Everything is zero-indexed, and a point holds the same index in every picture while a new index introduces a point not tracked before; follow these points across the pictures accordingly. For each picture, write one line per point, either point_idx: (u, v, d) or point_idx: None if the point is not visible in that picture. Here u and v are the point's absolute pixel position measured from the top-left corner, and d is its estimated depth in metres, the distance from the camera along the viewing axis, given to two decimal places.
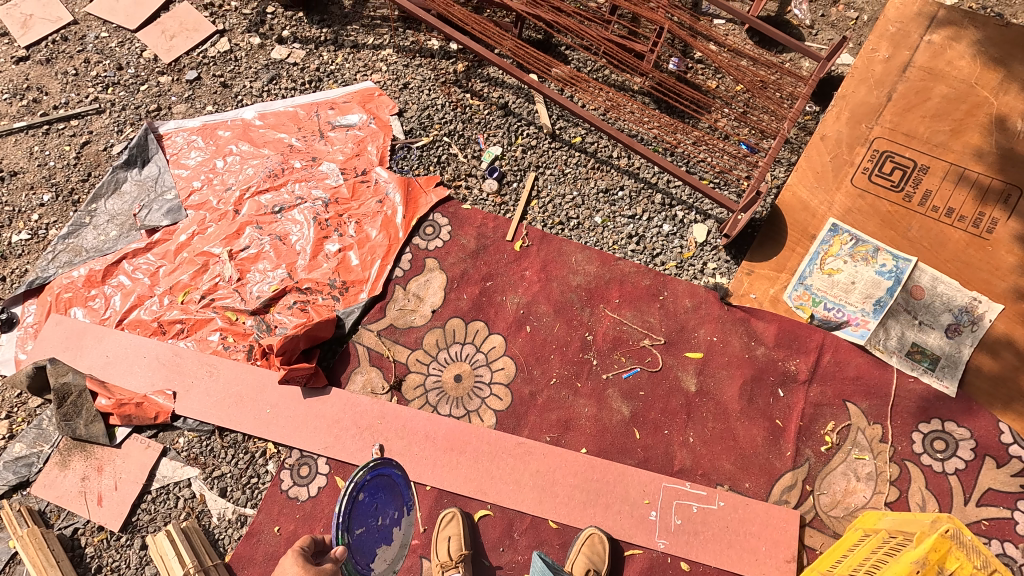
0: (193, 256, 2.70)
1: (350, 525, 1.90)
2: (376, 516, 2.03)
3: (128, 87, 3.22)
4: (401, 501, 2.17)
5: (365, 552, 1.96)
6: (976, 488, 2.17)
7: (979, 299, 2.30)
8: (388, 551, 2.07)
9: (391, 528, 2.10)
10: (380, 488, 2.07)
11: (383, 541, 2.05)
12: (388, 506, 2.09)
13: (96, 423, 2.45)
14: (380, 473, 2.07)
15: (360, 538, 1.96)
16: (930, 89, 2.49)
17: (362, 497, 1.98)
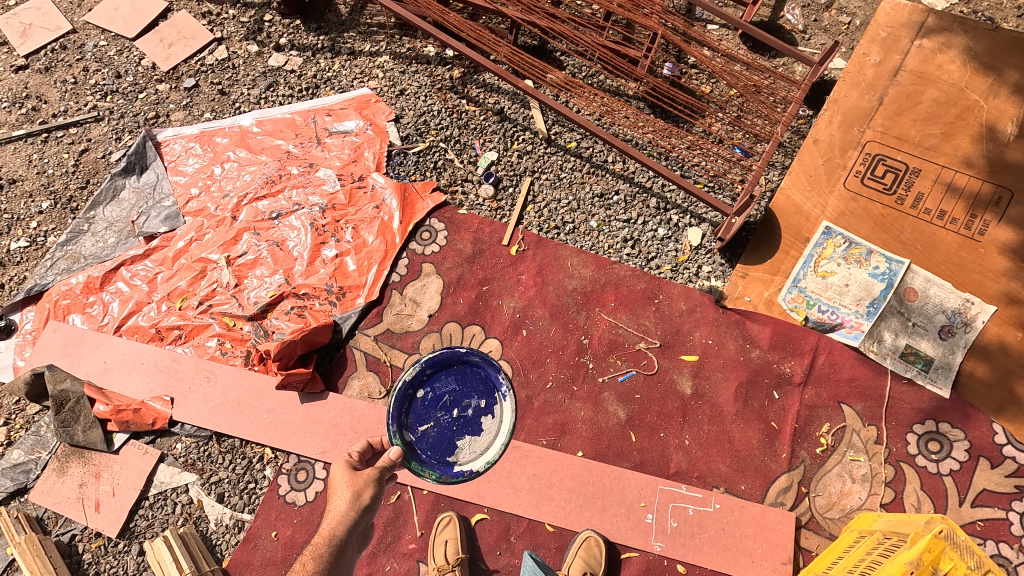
0: (191, 263, 2.71)
1: (411, 423, 2.41)
2: (447, 410, 2.42)
3: (127, 95, 3.25)
4: (486, 389, 2.45)
5: (443, 440, 2.38)
6: (971, 489, 2.18)
7: (971, 301, 2.32)
8: (482, 438, 2.38)
9: (478, 416, 2.41)
10: (446, 384, 2.47)
11: (469, 430, 2.39)
12: (466, 399, 2.44)
13: (94, 429, 2.45)
14: (441, 370, 2.49)
15: (434, 430, 2.40)
16: (921, 93, 2.51)
17: (425, 395, 2.45)
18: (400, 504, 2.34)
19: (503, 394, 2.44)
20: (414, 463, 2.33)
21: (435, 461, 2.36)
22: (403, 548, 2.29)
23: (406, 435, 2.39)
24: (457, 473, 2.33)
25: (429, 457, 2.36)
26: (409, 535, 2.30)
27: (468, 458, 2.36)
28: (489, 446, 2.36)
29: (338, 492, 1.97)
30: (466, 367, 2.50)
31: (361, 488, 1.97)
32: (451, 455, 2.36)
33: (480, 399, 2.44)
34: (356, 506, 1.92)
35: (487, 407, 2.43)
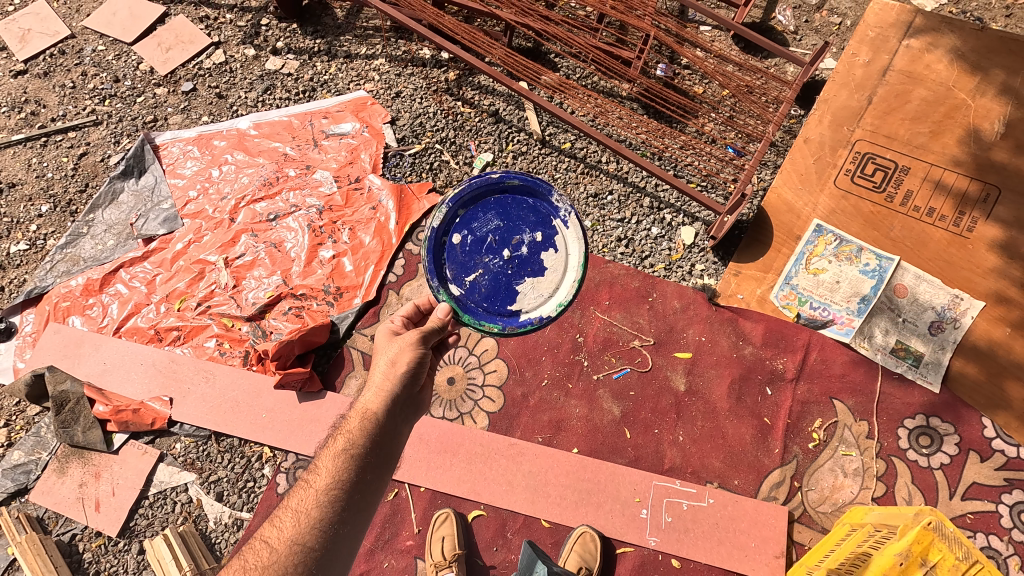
0: (189, 265, 2.74)
1: (455, 275, 1.86)
2: (495, 253, 1.85)
3: (125, 99, 3.28)
4: (540, 219, 1.89)
5: (500, 287, 1.84)
6: (961, 482, 2.20)
7: (960, 297, 2.35)
8: (546, 280, 1.84)
9: (537, 256, 1.86)
10: (486, 221, 1.89)
11: (528, 271, 1.84)
12: (516, 235, 1.87)
13: (94, 430, 2.47)
14: (476, 207, 1.91)
15: (489, 279, 1.84)
16: (910, 92, 2.54)
17: (463, 242, 1.88)
18: (398, 501, 2.36)
19: (561, 223, 1.88)
20: (472, 320, 1.79)
21: (496, 314, 1.83)
22: (401, 545, 2.31)
23: (452, 290, 1.83)
24: (524, 323, 1.82)
25: (488, 310, 1.83)
26: (407, 532, 2.33)
27: (534, 306, 1.84)
28: (558, 287, 1.83)
29: (378, 359, 1.49)
30: (506, 197, 1.92)
31: (400, 356, 1.47)
32: (511, 303, 1.83)
33: (533, 232, 1.87)
34: (392, 383, 1.42)
35: (545, 240, 1.87)
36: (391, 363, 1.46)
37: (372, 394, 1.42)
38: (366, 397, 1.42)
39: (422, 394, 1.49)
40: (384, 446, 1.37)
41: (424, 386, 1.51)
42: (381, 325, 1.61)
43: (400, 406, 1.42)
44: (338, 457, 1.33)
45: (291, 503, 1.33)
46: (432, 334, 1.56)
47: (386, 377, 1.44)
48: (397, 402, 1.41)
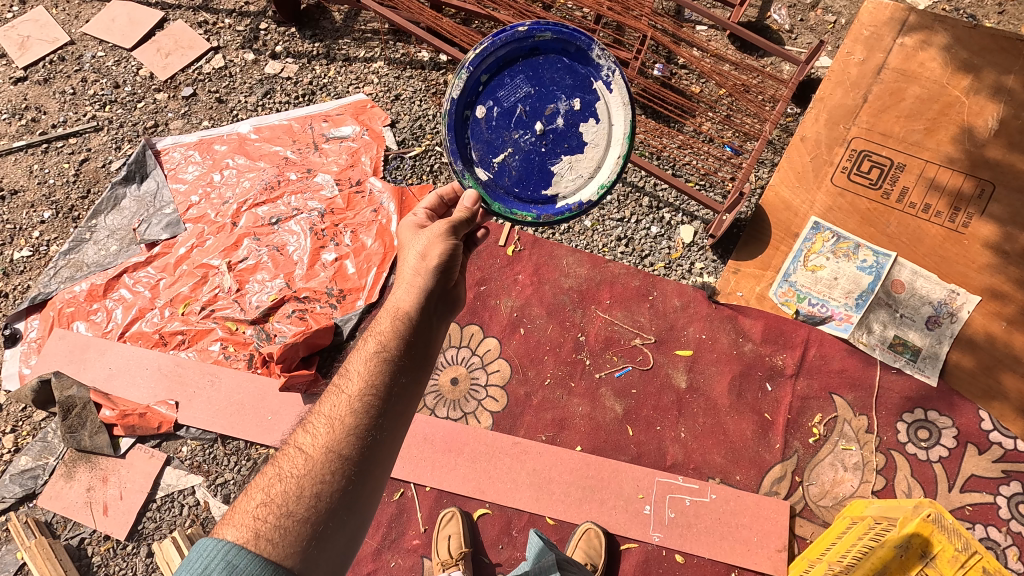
0: (192, 269, 2.76)
1: (481, 158, 1.88)
2: (529, 125, 1.86)
3: (126, 104, 3.29)
4: (577, 84, 1.88)
5: (535, 166, 1.88)
6: (959, 474, 2.23)
7: (957, 292, 2.39)
8: (585, 157, 1.90)
9: (574, 127, 1.88)
10: (516, 90, 1.87)
11: (564, 148, 1.88)
12: (547, 106, 1.86)
13: (101, 434, 2.49)
14: (503, 74, 1.87)
15: (523, 159, 1.88)
16: (904, 90, 2.57)
17: (491, 116, 1.87)
18: (403, 501, 2.38)
19: (602, 87, 1.88)
20: (503, 208, 1.86)
21: (530, 199, 1.90)
22: (407, 544, 2.34)
23: (479, 175, 1.87)
24: (562, 209, 1.92)
25: (520, 195, 1.90)
26: (413, 531, 2.35)
27: (572, 186, 1.92)
28: (598, 165, 1.91)
29: (408, 254, 1.57)
30: (536, 59, 1.88)
31: (432, 249, 1.55)
32: (547, 186, 1.91)
33: (569, 100, 1.87)
34: (424, 276, 1.51)
35: (582, 109, 1.88)
36: (422, 256, 1.54)
37: (406, 291, 1.49)
38: (397, 296, 1.49)
39: (454, 290, 1.58)
40: (422, 337, 1.45)
41: (456, 283, 1.60)
42: (406, 220, 1.69)
43: (434, 299, 1.51)
44: (379, 348, 1.41)
45: (334, 395, 1.38)
46: (461, 224, 1.63)
47: (419, 270, 1.52)
48: (433, 295, 1.50)
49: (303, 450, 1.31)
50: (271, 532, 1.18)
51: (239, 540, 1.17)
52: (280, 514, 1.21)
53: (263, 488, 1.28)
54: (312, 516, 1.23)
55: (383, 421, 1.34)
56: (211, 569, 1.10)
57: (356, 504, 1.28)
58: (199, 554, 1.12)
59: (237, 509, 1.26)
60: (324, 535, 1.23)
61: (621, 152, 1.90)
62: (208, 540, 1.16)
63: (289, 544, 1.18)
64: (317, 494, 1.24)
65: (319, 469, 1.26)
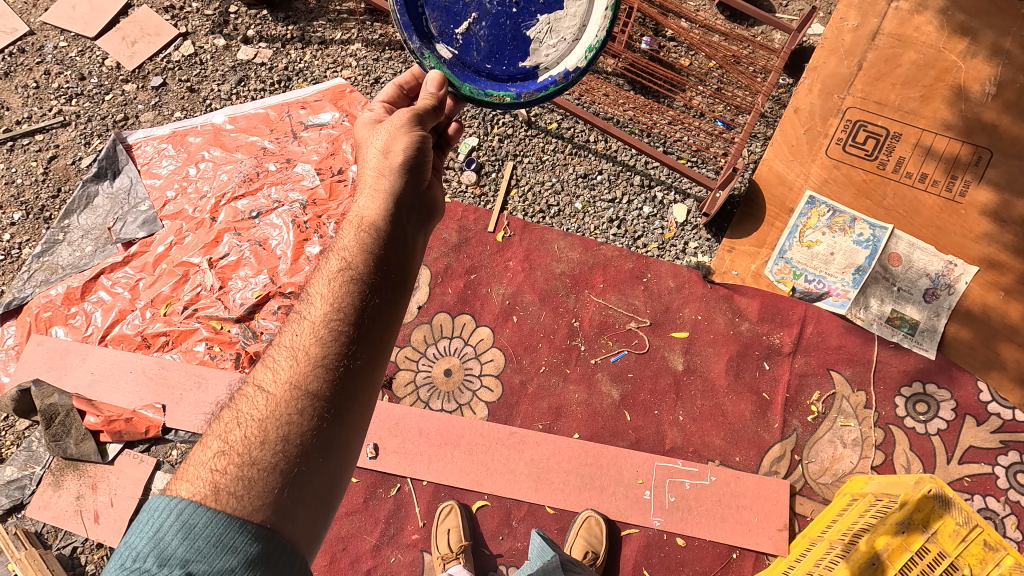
0: (173, 267, 2.67)
1: (442, 32, 1.78)
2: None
3: (92, 97, 3.15)
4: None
5: (505, 30, 1.78)
6: (958, 446, 2.22)
7: (954, 263, 2.35)
8: (563, 17, 1.79)
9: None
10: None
11: (538, 7, 1.78)
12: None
13: (87, 441, 2.40)
14: None
15: (489, 22, 1.78)
16: (899, 56, 2.50)
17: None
18: (401, 496, 2.33)
19: None
20: (474, 89, 1.77)
21: (506, 75, 1.81)
22: (407, 539, 2.30)
23: (442, 52, 1.77)
24: (545, 82, 1.81)
25: (492, 72, 1.81)
26: (412, 525, 2.31)
27: (552, 54, 1.81)
28: (582, 27, 1.80)
29: (371, 154, 1.58)
30: None
31: (395, 144, 1.55)
32: (524, 56, 1.81)
33: None
34: (388, 178, 1.51)
35: None
36: (385, 153, 1.55)
37: (370, 203, 1.49)
38: (361, 207, 1.49)
39: (428, 194, 1.59)
40: (394, 249, 1.45)
41: (428, 187, 1.61)
42: (364, 118, 1.72)
43: (402, 208, 1.50)
44: (344, 267, 1.40)
45: (296, 325, 1.37)
46: (428, 113, 1.64)
47: (382, 172, 1.53)
48: (399, 200, 1.50)
49: (264, 386, 1.29)
50: (232, 485, 1.15)
51: (195, 497, 1.13)
52: (242, 464, 1.18)
53: (220, 437, 1.25)
54: (282, 462, 1.19)
55: (356, 344, 1.32)
56: (165, 529, 1.07)
57: (334, 441, 1.25)
58: (151, 515, 1.09)
59: (192, 463, 1.23)
60: (297, 479, 1.19)
61: (605, 5, 1.78)
62: (161, 499, 1.13)
63: (256, 494, 1.14)
64: (285, 437, 1.21)
65: (285, 403, 1.24)
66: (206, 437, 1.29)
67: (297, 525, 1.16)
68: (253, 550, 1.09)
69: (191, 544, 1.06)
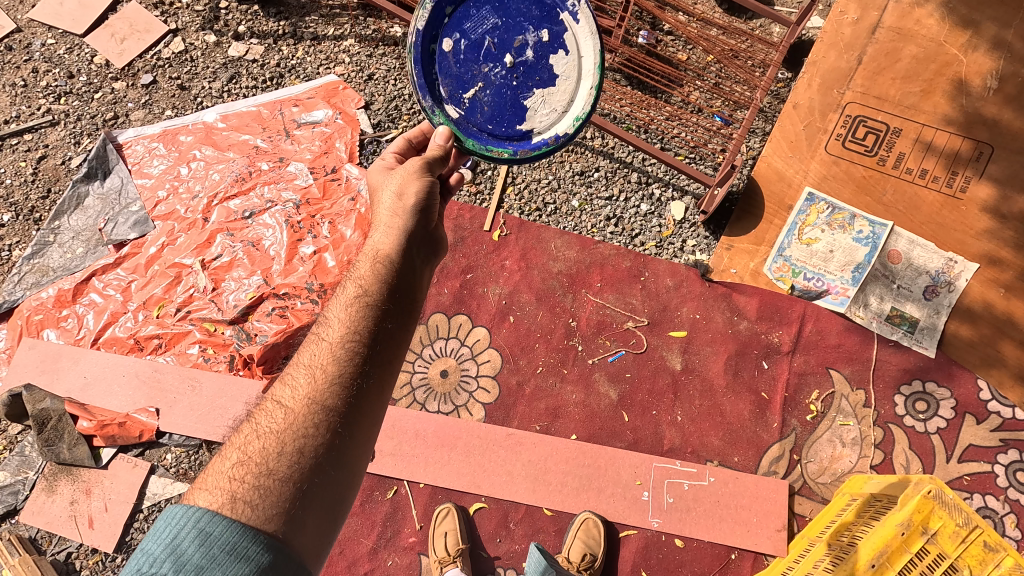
0: (165, 269, 2.64)
1: (450, 95, 1.74)
2: (497, 57, 1.71)
3: (81, 95, 3.10)
4: (541, 11, 1.71)
5: (506, 97, 1.74)
6: (957, 444, 2.21)
7: (954, 260, 2.33)
8: (558, 90, 1.75)
9: (543, 54, 1.72)
10: (482, 21, 1.71)
11: (535, 80, 1.73)
12: (514, 35, 1.71)
13: (80, 446, 2.37)
14: (468, 4, 1.72)
15: (493, 89, 1.73)
16: (900, 50, 2.46)
17: (457, 48, 1.72)
18: (397, 499, 2.31)
19: (569, 18, 1.71)
20: (476, 145, 1.73)
21: (505, 136, 1.76)
22: (404, 542, 2.29)
23: (449, 112, 1.73)
24: (539, 144, 1.77)
25: (493, 133, 1.75)
26: (409, 528, 2.29)
27: (547, 121, 1.77)
28: (572, 98, 1.76)
29: (384, 194, 1.56)
30: None
31: (408, 188, 1.54)
32: (522, 121, 1.76)
33: (538, 31, 1.71)
34: (402, 216, 1.50)
35: (552, 41, 1.72)
36: (399, 196, 1.54)
37: (384, 233, 1.49)
38: (375, 241, 1.48)
39: (435, 232, 1.56)
40: (404, 279, 1.44)
41: (437, 226, 1.59)
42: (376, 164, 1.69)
43: (416, 238, 1.50)
44: (360, 294, 1.39)
45: (314, 345, 1.37)
46: (435, 161, 1.63)
47: (396, 212, 1.51)
48: (412, 235, 1.48)
49: (284, 399, 1.29)
50: (248, 495, 1.15)
51: (213, 505, 1.13)
52: (259, 473, 1.18)
53: (240, 448, 1.26)
54: (296, 474, 1.19)
55: (368, 365, 1.32)
56: (183, 537, 1.06)
57: (344, 455, 1.24)
58: (168, 523, 1.08)
59: (210, 472, 1.23)
60: (309, 491, 1.19)
61: (592, 85, 1.74)
62: (178, 508, 1.12)
63: (269, 505, 1.14)
64: (300, 450, 1.21)
65: (302, 416, 1.23)
66: (226, 447, 1.29)
67: (306, 537, 1.17)
68: (265, 559, 1.09)
69: (207, 550, 1.05)
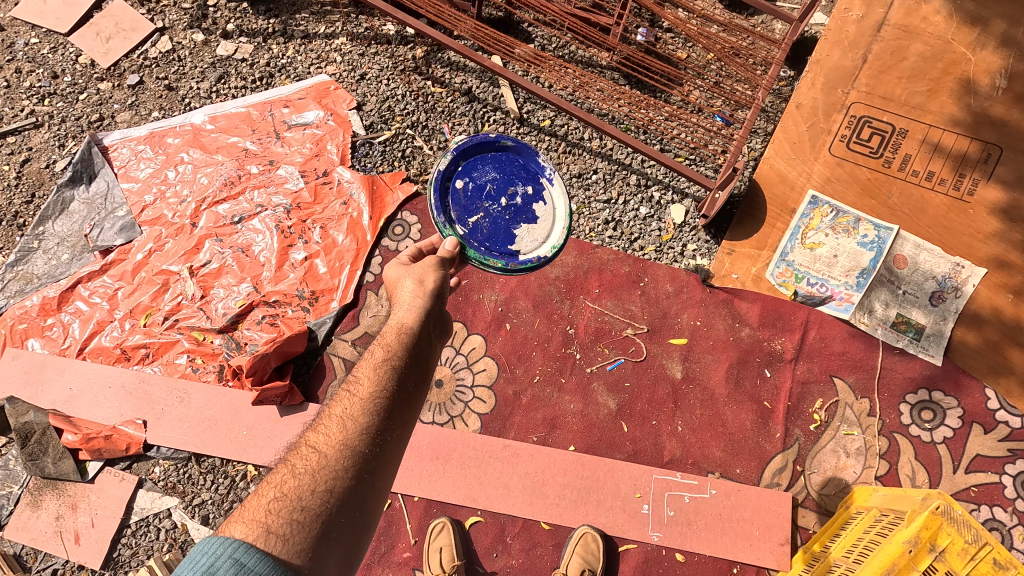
0: (152, 276, 2.57)
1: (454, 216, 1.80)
2: (495, 200, 1.86)
3: (66, 96, 3.02)
4: (529, 173, 1.94)
5: (501, 229, 1.82)
6: (964, 455, 2.16)
7: (961, 265, 2.27)
8: (542, 226, 1.87)
9: (531, 203, 1.89)
10: (483, 172, 1.89)
11: (524, 218, 1.86)
12: (509, 186, 1.89)
13: (65, 460, 2.30)
14: (471, 158, 1.91)
15: (491, 221, 1.82)
16: (906, 48, 2.39)
17: (463, 186, 1.85)
18: (391, 513, 2.26)
19: (549, 181, 1.94)
20: (475, 255, 1.72)
21: (495, 254, 1.77)
22: (398, 557, 2.23)
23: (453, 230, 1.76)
24: (525, 262, 1.79)
25: (485, 251, 1.77)
26: (403, 543, 2.23)
27: (531, 248, 1.83)
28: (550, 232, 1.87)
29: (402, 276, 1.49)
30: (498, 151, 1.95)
31: (428, 274, 1.48)
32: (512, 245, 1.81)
33: (527, 186, 1.91)
34: (424, 297, 1.42)
35: (537, 194, 1.91)
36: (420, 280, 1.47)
37: (407, 308, 1.41)
38: (399, 314, 1.41)
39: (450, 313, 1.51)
40: (424, 346, 1.37)
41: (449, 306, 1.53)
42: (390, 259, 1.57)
43: (437, 304, 1.46)
44: (388, 352, 1.33)
45: (346, 395, 1.30)
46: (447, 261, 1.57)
47: (419, 291, 1.44)
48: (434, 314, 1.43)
49: (317, 446, 1.21)
50: (283, 528, 1.09)
51: (248, 537, 1.07)
52: (294, 509, 1.12)
53: (275, 486, 1.18)
54: (326, 513, 1.14)
55: (387, 426, 1.24)
56: (219, 567, 1.00)
57: (366, 500, 1.19)
58: (202, 553, 1.01)
59: (248, 505, 1.16)
60: (334, 532, 1.14)
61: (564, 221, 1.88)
62: (212, 539, 1.05)
63: (301, 540, 1.09)
64: (332, 489, 1.15)
65: (332, 466, 1.17)
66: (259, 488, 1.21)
67: None
68: None
69: None
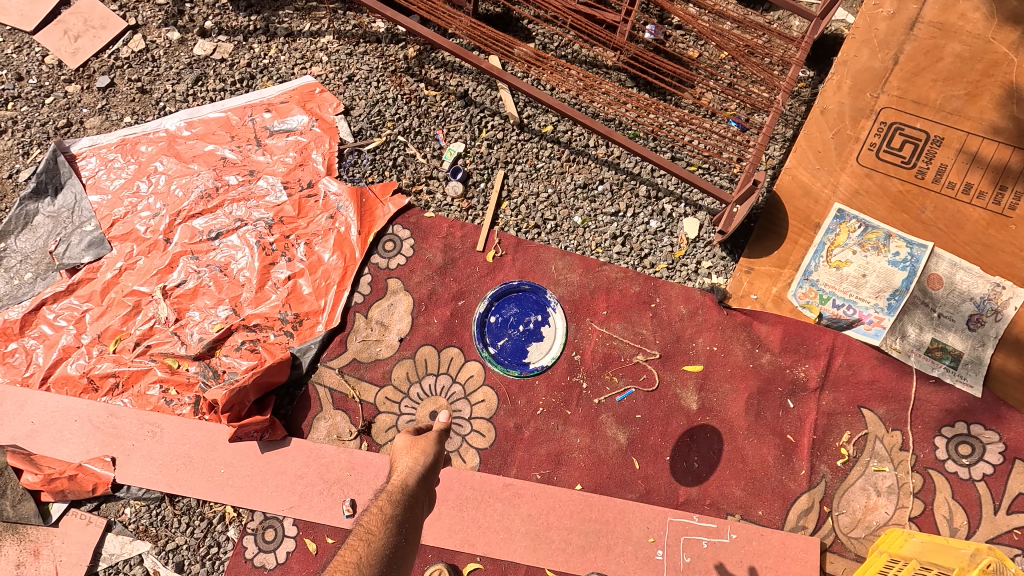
0: (122, 297, 2.37)
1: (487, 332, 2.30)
2: (515, 328, 2.29)
3: (31, 100, 2.80)
4: (543, 304, 2.32)
5: (518, 347, 2.27)
6: (1005, 494, 1.98)
7: (1001, 285, 2.09)
8: (541, 348, 2.26)
9: (540, 328, 2.28)
10: (510, 305, 2.32)
11: (531, 342, 2.27)
12: (524, 315, 2.31)
13: (25, 502, 2.11)
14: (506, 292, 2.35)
15: (511, 344, 2.27)
16: (942, 47, 2.20)
17: (491, 318, 2.31)
18: None
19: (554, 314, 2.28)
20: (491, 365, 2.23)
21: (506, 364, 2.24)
22: None
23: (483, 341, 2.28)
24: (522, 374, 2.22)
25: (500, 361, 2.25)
26: None
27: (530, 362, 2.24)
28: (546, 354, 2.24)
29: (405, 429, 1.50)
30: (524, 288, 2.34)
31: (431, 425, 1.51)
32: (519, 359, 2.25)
33: (538, 317, 2.30)
34: (429, 445, 1.44)
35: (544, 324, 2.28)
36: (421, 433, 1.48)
37: (410, 455, 1.40)
38: (402, 461, 1.40)
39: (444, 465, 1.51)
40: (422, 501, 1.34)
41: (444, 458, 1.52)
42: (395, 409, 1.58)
43: (434, 465, 1.42)
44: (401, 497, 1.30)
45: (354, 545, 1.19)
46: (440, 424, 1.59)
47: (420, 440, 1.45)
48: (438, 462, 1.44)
49: None
50: None
51: None
52: None
53: None
54: None
55: None
56: None
57: None
58: None
59: None
60: None
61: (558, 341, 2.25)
62: None
63: None
64: None
65: None
66: None
67: None
68: None
69: None
